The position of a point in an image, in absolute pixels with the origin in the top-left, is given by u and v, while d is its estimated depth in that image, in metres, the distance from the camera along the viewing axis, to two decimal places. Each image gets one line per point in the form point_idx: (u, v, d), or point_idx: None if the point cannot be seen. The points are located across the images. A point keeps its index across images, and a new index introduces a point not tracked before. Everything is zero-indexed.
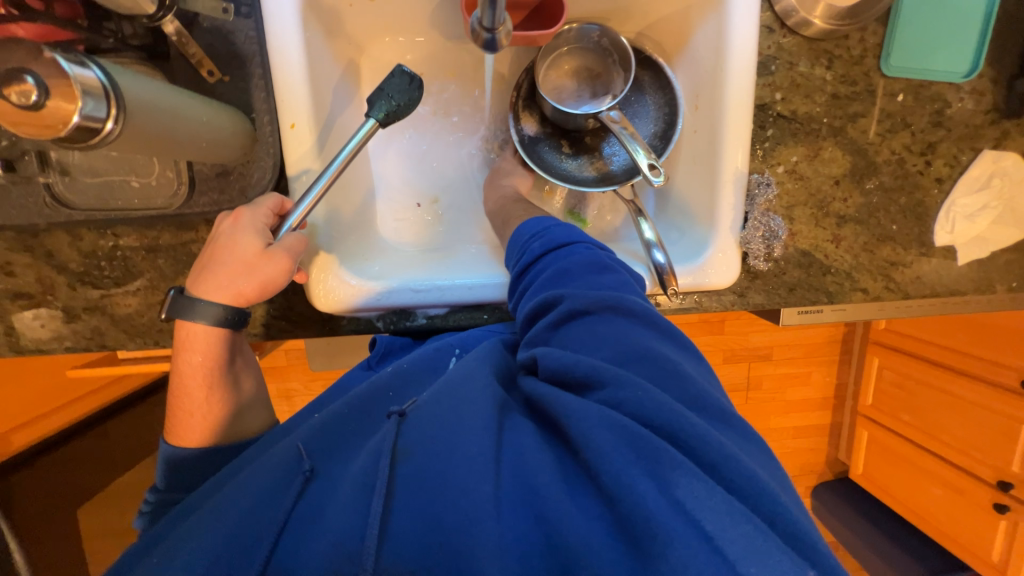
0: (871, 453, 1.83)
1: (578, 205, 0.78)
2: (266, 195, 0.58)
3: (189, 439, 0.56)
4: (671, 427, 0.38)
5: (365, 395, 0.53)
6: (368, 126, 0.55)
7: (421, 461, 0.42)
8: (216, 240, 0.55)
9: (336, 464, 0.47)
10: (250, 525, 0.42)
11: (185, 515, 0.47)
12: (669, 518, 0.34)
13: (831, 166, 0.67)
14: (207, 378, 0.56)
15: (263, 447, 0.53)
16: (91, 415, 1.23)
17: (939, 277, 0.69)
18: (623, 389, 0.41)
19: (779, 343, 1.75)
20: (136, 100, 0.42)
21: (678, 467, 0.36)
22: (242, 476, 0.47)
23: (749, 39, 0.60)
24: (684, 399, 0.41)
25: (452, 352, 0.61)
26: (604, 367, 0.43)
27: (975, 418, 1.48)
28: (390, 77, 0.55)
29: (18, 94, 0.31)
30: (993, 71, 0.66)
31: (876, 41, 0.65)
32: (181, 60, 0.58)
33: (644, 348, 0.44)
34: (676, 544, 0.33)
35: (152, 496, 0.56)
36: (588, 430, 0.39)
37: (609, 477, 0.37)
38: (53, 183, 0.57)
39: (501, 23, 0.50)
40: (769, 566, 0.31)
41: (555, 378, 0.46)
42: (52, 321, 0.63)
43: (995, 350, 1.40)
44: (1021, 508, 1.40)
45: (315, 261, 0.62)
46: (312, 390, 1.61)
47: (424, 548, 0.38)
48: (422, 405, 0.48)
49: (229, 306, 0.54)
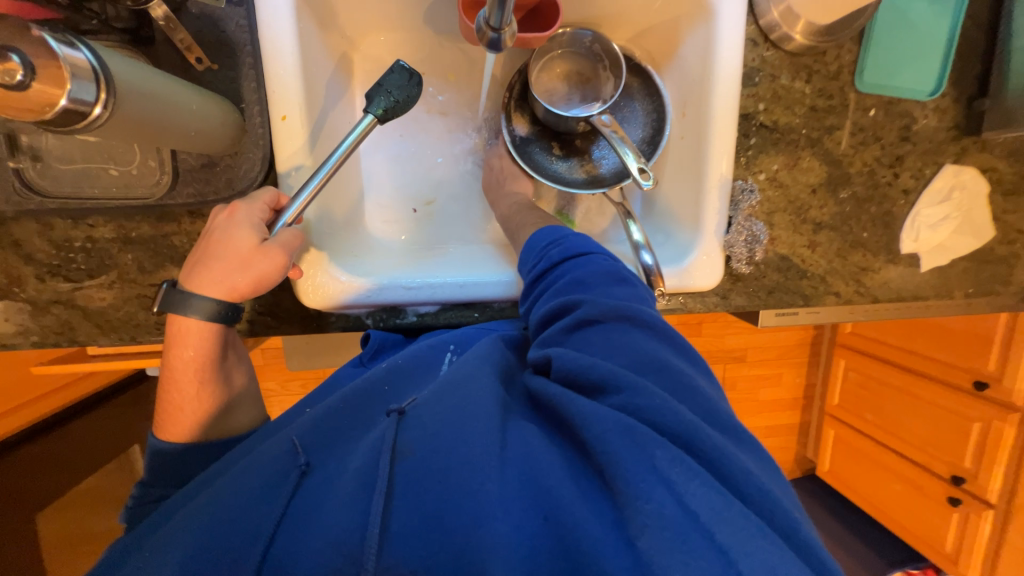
0: (837, 451, 1.92)
1: (568, 206, 0.79)
2: (263, 189, 0.57)
3: (178, 434, 0.56)
4: (685, 436, 0.40)
5: (360, 391, 0.54)
6: (367, 122, 0.55)
7: (421, 458, 0.43)
8: (210, 234, 0.55)
9: (331, 459, 0.48)
10: (245, 522, 0.42)
11: (173, 512, 0.48)
12: (683, 526, 0.34)
13: (808, 175, 0.70)
14: (199, 373, 0.56)
15: (255, 443, 0.54)
16: (52, 416, 1.17)
17: (905, 282, 0.73)
18: (639, 395, 0.42)
19: (753, 345, 1.82)
20: (126, 86, 0.41)
21: (693, 475, 0.37)
22: (234, 471, 0.48)
23: (735, 50, 0.63)
24: (700, 412, 0.43)
25: (447, 349, 0.62)
26: (620, 372, 0.45)
27: (932, 417, 1.58)
28: (389, 73, 0.55)
29: (1, 73, 0.31)
30: (954, 91, 0.70)
31: (852, 58, 0.68)
32: (167, 45, 0.57)
33: (659, 358, 0.46)
34: (682, 548, 0.33)
35: (136, 490, 0.55)
36: (602, 433, 0.40)
37: (622, 481, 0.38)
38: (23, 168, 0.54)
39: (507, 25, 0.51)
40: (756, 553, 0.33)
41: (568, 379, 0.47)
42: (17, 314, 0.60)
43: (950, 353, 1.49)
44: (972, 502, 1.50)
45: (308, 256, 0.61)
46: (289, 390, 1.57)
47: (427, 546, 0.38)
48: (423, 403, 0.49)
49: (223, 301, 0.54)
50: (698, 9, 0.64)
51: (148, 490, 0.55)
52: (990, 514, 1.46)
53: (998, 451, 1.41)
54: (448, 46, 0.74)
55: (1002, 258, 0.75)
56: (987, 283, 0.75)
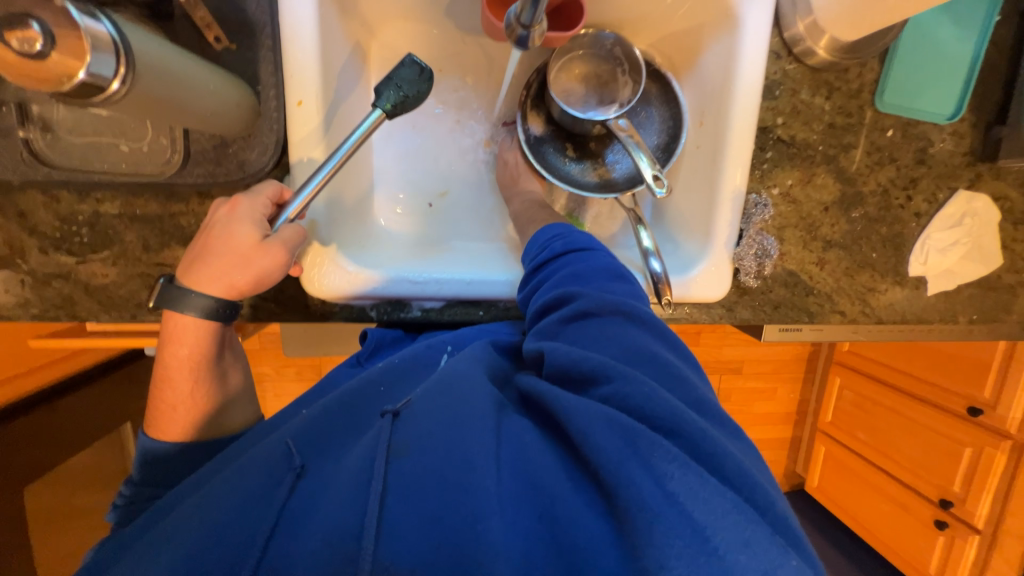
0: (827, 467, 1.93)
1: (578, 209, 0.79)
2: (265, 182, 0.57)
3: (171, 432, 0.57)
4: (671, 424, 0.39)
5: (355, 393, 0.54)
6: (373, 117, 0.54)
7: (419, 458, 0.42)
8: (209, 229, 0.54)
9: (325, 462, 0.47)
10: (241, 522, 0.42)
11: (168, 509, 0.48)
12: (661, 509, 0.34)
13: (822, 192, 0.70)
14: (194, 372, 0.57)
15: (249, 443, 0.53)
16: (46, 389, 1.16)
17: (910, 305, 0.73)
18: (629, 384, 0.42)
19: (750, 358, 1.82)
20: (145, 62, 0.41)
21: (672, 459, 0.36)
22: (227, 473, 0.47)
23: (758, 62, 0.63)
24: (687, 402, 0.43)
25: (444, 349, 0.62)
26: (610, 363, 0.44)
27: (924, 440, 1.58)
28: (400, 66, 0.54)
29: (18, 40, 0.31)
30: (973, 117, 0.70)
31: (873, 77, 0.68)
32: (185, 22, 0.56)
33: (656, 355, 0.46)
34: (670, 536, 0.33)
35: (127, 489, 0.56)
36: (587, 427, 0.40)
37: (607, 471, 0.37)
38: (32, 139, 0.53)
39: (538, 23, 0.51)
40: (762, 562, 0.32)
41: (561, 374, 0.47)
42: (18, 286, 0.59)
43: (947, 378, 1.49)
44: (958, 525, 1.51)
45: (313, 245, 0.61)
46: (284, 376, 1.56)
47: (424, 545, 0.37)
48: (417, 403, 0.48)
49: (219, 298, 0.54)
50: (722, 19, 0.64)
51: (140, 489, 0.55)
52: (976, 539, 1.47)
53: (988, 478, 1.41)
54: (467, 41, 0.73)
55: (1008, 286, 0.74)
56: (992, 311, 0.75)
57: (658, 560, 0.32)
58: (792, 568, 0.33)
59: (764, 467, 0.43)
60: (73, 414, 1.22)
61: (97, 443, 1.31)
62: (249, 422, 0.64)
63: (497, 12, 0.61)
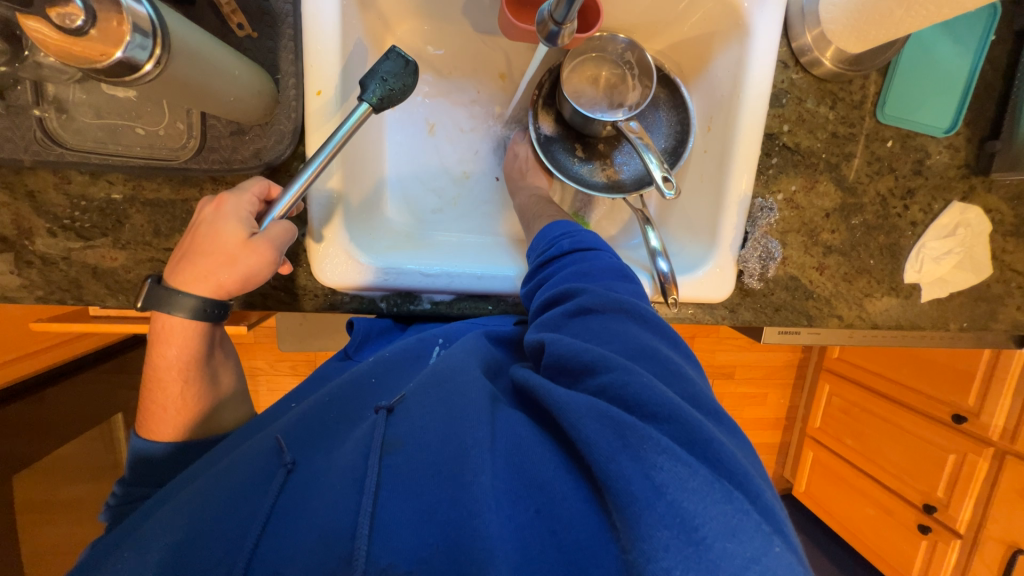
0: (815, 473, 1.98)
1: (584, 209, 0.80)
2: (253, 179, 0.56)
3: (161, 433, 0.57)
4: (666, 419, 0.39)
5: (348, 386, 0.56)
6: (361, 109, 0.53)
7: (415, 450, 0.43)
8: (195, 230, 0.54)
9: (316, 457, 0.48)
10: (229, 524, 0.41)
11: (159, 505, 0.47)
12: (650, 501, 0.34)
13: (824, 199, 0.72)
14: (182, 373, 0.56)
15: (242, 437, 0.54)
16: (38, 376, 1.14)
17: (904, 312, 0.75)
18: (628, 374, 0.42)
19: (742, 362, 1.86)
20: (179, 46, 0.43)
21: (662, 450, 0.36)
22: (217, 467, 0.48)
23: (766, 73, 0.65)
24: (684, 396, 0.43)
25: (435, 342, 0.63)
26: (610, 355, 0.45)
27: (910, 446, 1.62)
28: (384, 59, 0.53)
29: (58, 16, 0.32)
30: (968, 131, 0.73)
31: (876, 90, 0.71)
32: (208, 8, 0.56)
33: (651, 346, 0.47)
34: (657, 527, 0.33)
35: (118, 490, 0.56)
36: (577, 420, 0.41)
37: (597, 465, 0.37)
38: (46, 118, 0.52)
39: (570, 21, 0.52)
40: (745, 543, 0.32)
41: (560, 366, 0.48)
42: (25, 267, 0.58)
43: (933, 385, 1.53)
44: (940, 529, 1.55)
45: (310, 234, 0.62)
46: (278, 371, 1.55)
47: (420, 538, 0.37)
48: (410, 399, 0.49)
49: (206, 298, 0.54)
50: (733, 27, 0.65)
51: (130, 489, 0.55)
52: (957, 543, 1.50)
53: (970, 485, 1.45)
54: (482, 41, 0.74)
55: (997, 296, 0.77)
56: (981, 318, 0.77)
57: (646, 553, 0.32)
58: (776, 555, 0.32)
59: (761, 467, 0.43)
60: (64, 402, 1.20)
61: (89, 432, 1.30)
62: (242, 418, 0.64)
63: (516, 11, 0.62)
